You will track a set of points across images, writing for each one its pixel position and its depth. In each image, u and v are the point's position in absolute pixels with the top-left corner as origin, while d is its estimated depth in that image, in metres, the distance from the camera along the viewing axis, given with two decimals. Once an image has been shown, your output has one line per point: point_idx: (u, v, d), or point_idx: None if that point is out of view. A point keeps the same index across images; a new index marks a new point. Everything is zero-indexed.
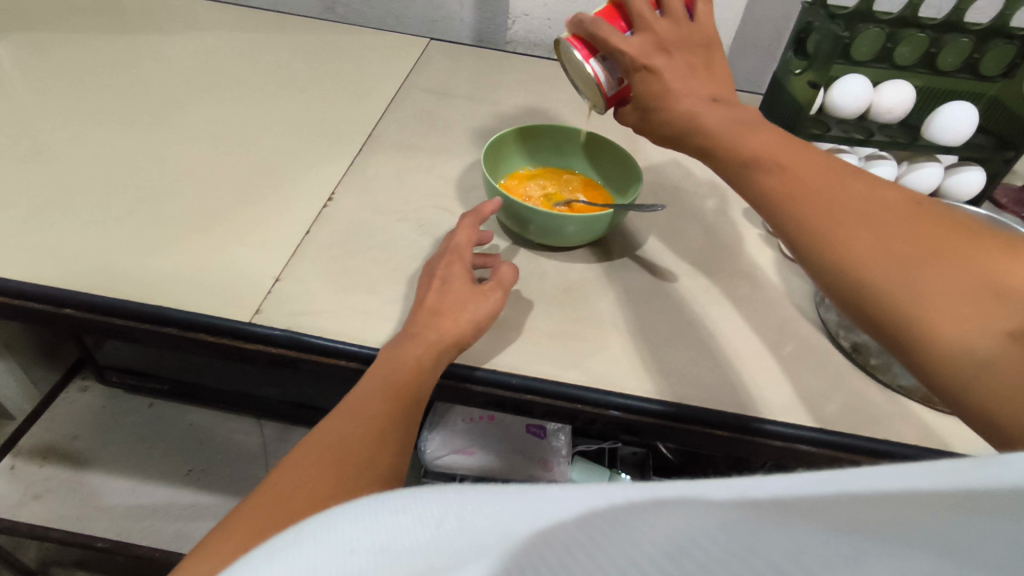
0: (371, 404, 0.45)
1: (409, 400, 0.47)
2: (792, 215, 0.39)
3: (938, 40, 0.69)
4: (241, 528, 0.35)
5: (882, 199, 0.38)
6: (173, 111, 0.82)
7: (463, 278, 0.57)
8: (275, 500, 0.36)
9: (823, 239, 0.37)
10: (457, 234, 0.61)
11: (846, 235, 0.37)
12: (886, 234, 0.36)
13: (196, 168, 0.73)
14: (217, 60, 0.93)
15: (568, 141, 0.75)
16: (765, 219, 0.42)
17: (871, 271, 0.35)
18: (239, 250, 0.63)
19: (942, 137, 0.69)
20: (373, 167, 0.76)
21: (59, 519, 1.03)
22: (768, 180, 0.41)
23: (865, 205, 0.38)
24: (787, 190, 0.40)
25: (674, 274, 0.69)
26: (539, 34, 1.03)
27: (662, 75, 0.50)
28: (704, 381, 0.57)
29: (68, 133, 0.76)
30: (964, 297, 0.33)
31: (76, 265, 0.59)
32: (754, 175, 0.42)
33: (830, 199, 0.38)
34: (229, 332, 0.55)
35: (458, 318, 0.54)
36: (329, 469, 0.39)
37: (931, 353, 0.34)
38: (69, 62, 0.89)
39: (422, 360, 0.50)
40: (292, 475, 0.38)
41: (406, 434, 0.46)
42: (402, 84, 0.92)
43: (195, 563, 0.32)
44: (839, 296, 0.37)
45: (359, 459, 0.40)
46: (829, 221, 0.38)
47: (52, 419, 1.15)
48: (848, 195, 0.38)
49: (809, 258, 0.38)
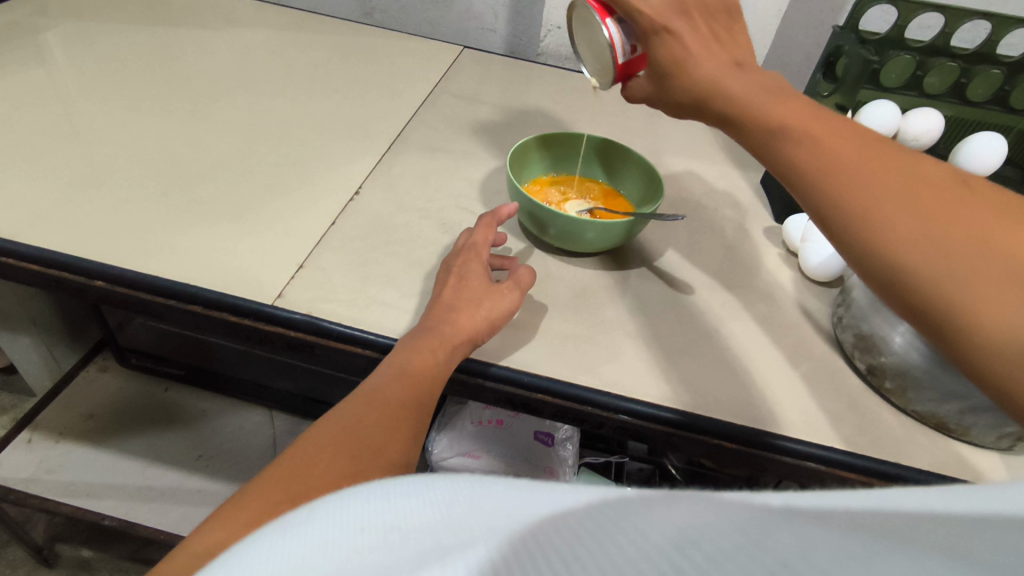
0: (386, 392, 0.46)
1: (423, 389, 0.48)
2: (826, 196, 0.39)
3: (969, 70, 0.69)
4: (257, 498, 0.35)
5: (919, 175, 0.37)
6: (210, 102, 0.84)
7: (480, 278, 0.58)
8: (290, 475, 0.37)
9: (859, 217, 0.37)
10: (475, 234, 0.62)
11: (885, 211, 0.36)
12: (924, 212, 0.35)
13: (229, 157, 0.75)
14: (254, 57, 0.96)
15: (591, 151, 0.76)
16: (793, 190, 0.41)
17: (907, 253, 0.35)
18: (265, 236, 0.65)
19: (970, 167, 0.69)
20: (399, 165, 0.78)
21: (68, 494, 1.04)
22: (796, 151, 0.41)
23: (904, 185, 0.36)
24: (819, 166, 0.39)
25: (689, 286, 0.69)
26: (570, 47, 1.05)
27: (682, 38, 0.48)
28: (713, 392, 0.57)
29: (108, 118, 0.79)
30: (1007, 284, 0.32)
31: (108, 240, 0.61)
32: (779, 144, 0.42)
33: (869, 175, 0.37)
34: (251, 313, 0.57)
35: (473, 316, 0.54)
36: (342, 450, 0.40)
37: (970, 339, 0.33)
38: (115, 51, 0.93)
39: (437, 354, 0.51)
40: (306, 452, 0.39)
41: (418, 427, 0.46)
42: (432, 89, 0.94)
43: (210, 529, 0.33)
44: (876, 278, 0.37)
45: (373, 444, 0.41)
46: (865, 195, 0.37)
47: (70, 397, 1.17)
48: (884, 171, 0.37)
49: (842, 238, 0.38)
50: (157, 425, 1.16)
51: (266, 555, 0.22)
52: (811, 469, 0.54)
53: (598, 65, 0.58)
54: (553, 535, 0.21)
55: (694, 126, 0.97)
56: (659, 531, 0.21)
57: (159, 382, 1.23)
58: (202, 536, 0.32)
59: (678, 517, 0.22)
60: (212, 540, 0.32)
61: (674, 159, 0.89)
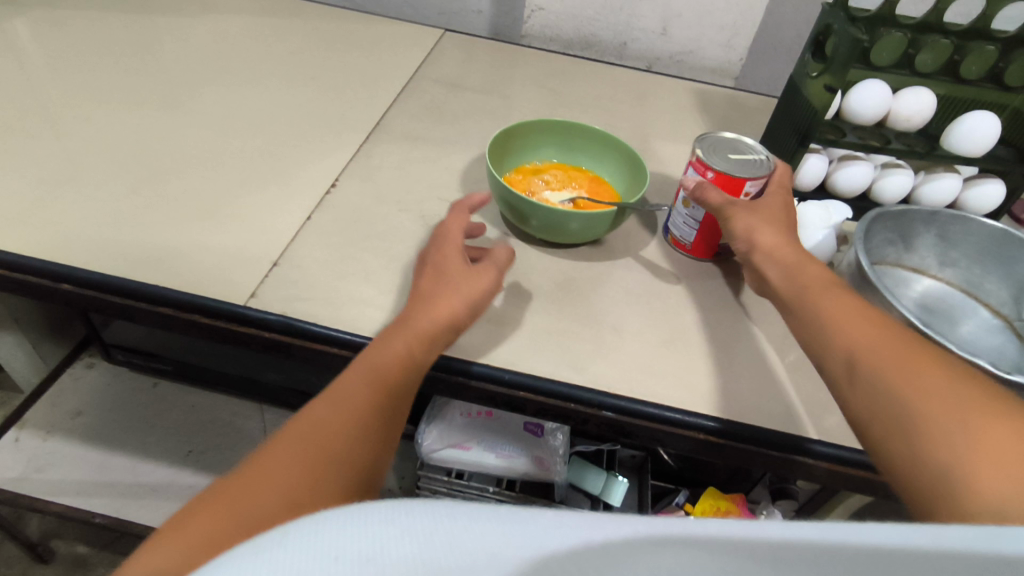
0: (355, 393, 0.45)
1: (394, 387, 0.47)
2: (846, 353, 0.45)
3: (962, 46, 0.66)
4: (211, 513, 0.35)
5: (938, 358, 0.42)
6: (184, 92, 0.82)
7: (458, 265, 0.56)
8: (246, 493, 0.36)
9: (876, 376, 0.42)
10: (448, 220, 0.60)
11: (901, 373, 0.41)
12: (936, 384, 0.40)
13: (203, 151, 0.73)
14: (230, 44, 0.93)
15: (575, 137, 0.74)
16: (823, 339, 0.47)
17: (914, 413, 0.39)
18: (239, 233, 0.63)
19: (961, 148, 0.68)
20: (378, 156, 0.76)
21: (58, 493, 1.04)
22: (833, 308, 0.48)
23: (928, 362, 0.41)
24: (851, 326, 0.46)
25: (676, 276, 0.67)
26: (555, 29, 1.02)
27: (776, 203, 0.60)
28: (699, 386, 0.56)
29: (77, 111, 0.76)
30: (1003, 457, 0.35)
31: (77, 241, 0.60)
32: (817, 297, 0.49)
33: (895, 344, 0.43)
34: (224, 314, 0.55)
35: (451, 303, 0.52)
36: (300, 468, 0.39)
37: (963, 503, 0.34)
38: (85, 40, 0.89)
39: (413, 348, 0.49)
40: (270, 471, 0.38)
41: (386, 430, 0.45)
42: (413, 75, 0.92)
43: (161, 547, 0.32)
44: (877, 434, 0.41)
45: (335, 458, 0.40)
46: (888, 358, 0.42)
47: (57, 394, 1.16)
48: (907, 346, 0.43)
49: (852, 392, 0.43)
50: (146, 421, 1.15)
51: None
52: (795, 461, 0.53)
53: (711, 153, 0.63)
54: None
55: (682, 110, 0.95)
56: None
57: (146, 378, 1.20)
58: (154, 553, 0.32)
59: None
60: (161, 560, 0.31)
61: (661, 144, 0.87)
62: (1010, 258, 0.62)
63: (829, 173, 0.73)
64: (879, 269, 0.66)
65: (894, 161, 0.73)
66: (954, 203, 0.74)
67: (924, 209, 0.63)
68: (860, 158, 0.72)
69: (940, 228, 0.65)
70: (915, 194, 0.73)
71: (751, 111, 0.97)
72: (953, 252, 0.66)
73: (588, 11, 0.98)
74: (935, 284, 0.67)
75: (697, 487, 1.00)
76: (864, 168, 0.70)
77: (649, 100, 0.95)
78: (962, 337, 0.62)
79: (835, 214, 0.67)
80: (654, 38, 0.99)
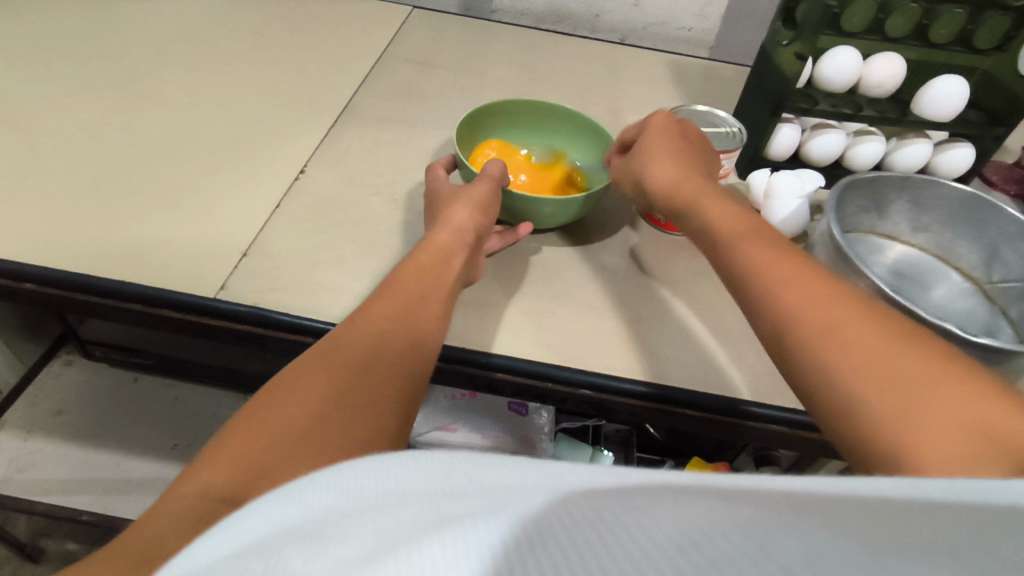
0: (370, 309, 0.44)
1: (408, 295, 0.46)
2: (788, 326, 0.39)
3: (931, 10, 0.65)
4: (242, 433, 0.34)
5: (871, 313, 0.37)
6: (145, 79, 0.79)
7: (451, 190, 0.59)
8: (269, 406, 0.35)
9: (807, 342, 0.37)
10: (431, 175, 0.62)
11: (836, 334, 0.37)
12: (874, 344, 0.35)
13: (167, 140, 0.71)
14: (192, 28, 0.90)
15: (545, 116, 0.73)
16: (748, 300, 0.42)
17: (861, 387, 0.34)
18: (207, 224, 0.62)
19: (930, 113, 0.68)
20: (348, 140, 0.74)
21: (44, 493, 1.03)
22: (756, 258, 0.43)
23: (861, 311, 0.37)
24: (780, 275, 0.41)
25: (652, 250, 0.67)
26: (525, 2, 1.00)
27: (696, 141, 0.58)
28: (675, 360, 0.57)
29: (36, 103, 0.74)
30: (950, 432, 0.31)
31: (39, 239, 0.58)
32: (739, 251, 0.44)
33: (825, 299, 0.38)
34: (195, 306, 0.54)
35: (454, 217, 0.54)
36: (319, 373, 0.38)
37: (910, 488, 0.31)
38: (40, 28, 0.86)
39: (430, 258, 0.50)
40: (293, 384, 0.37)
41: (404, 321, 0.44)
42: (382, 54, 0.90)
43: (203, 467, 0.32)
44: (820, 407, 0.36)
45: (357, 361, 0.39)
46: (819, 320, 0.37)
47: (36, 393, 1.14)
48: (838, 299, 0.38)
49: (797, 361, 0.38)
50: (128, 416, 1.14)
51: (237, 537, 0.20)
52: (773, 430, 0.54)
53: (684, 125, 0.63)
54: (540, 547, 0.18)
55: (656, 82, 0.93)
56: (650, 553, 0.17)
57: (127, 372, 1.18)
58: (191, 479, 0.31)
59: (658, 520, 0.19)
60: (203, 482, 0.31)
61: (635, 117, 0.86)
62: (982, 220, 0.62)
63: (801, 143, 0.73)
64: (852, 237, 0.67)
65: (866, 128, 0.73)
66: (926, 168, 0.74)
67: (897, 175, 0.63)
68: (833, 125, 0.71)
69: (912, 194, 0.65)
70: (886, 160, 0.73)
71: (725, 82, 0.96)
72: (926, 217, 0.66)
73: None
74: (907, 249, 0.68)
75: (682, 457, 1.02)
76: (837, 138, 0.70)
77: (623, 73, 0.94)
78: (935, 302, 0.62)
79: (806, 183, 0.67)
80: (627, 10, 0.97)
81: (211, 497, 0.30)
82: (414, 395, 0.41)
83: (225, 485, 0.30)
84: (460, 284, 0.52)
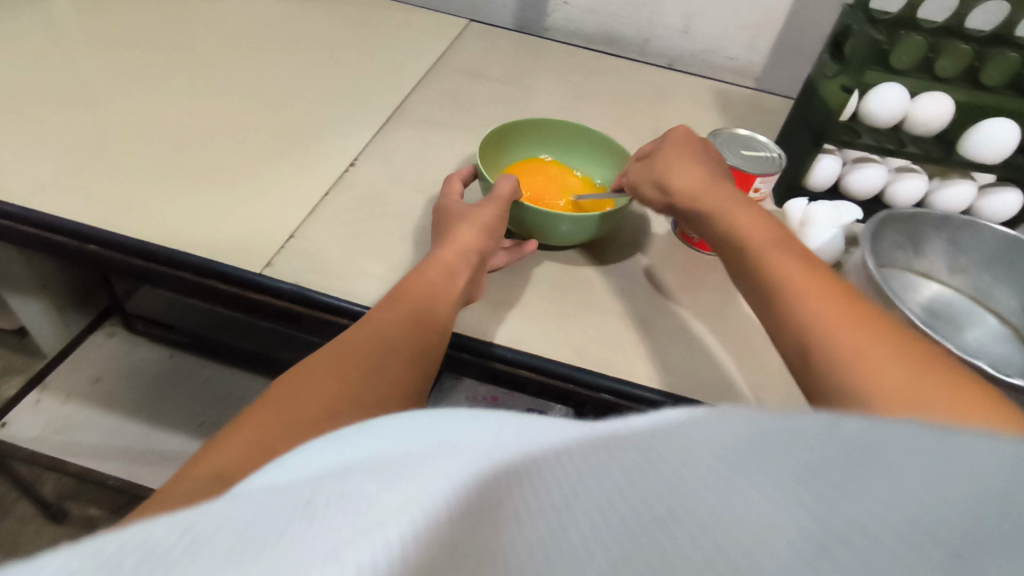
0: (385, 313, 0.46)
1: (416, 305, 0.48)
2: (809, 343, 0.40)
3: (982, 53, 0.66)
4: (261, 418, 0.35)
5: (890, 337, 0.38)
6: (214, 70, 0.84)
7: (459, 207, 0.60)
8: (286, 398, 0.37)
9: (829, 359, 0.38)
10: (445, 189, 0.63)
11: (856, 352, 0.37)
12: (893, 366, 0.36)
13: (227, 126, 0.75)
14: (261, 26, 0.95)
15: (584, 139, 0.75)
16: (773, 320, 0.43)
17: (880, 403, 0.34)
18: (258, 206, 0.65)
19: (977, 155, 0.68)
20: (396, 139, 0.77)
21: (75, 455, 1.07)
22: (776, 279, 0.44)
23: (880, 335, 0.38)
24: (799, 294, 0.42)
25: (682, 267, 0.68)
26: (577, 23, 1.03)
27: (711, 159, 0.59)
28: (697, 374, 0.57)
29: (113, 84, 0.79)
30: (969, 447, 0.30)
31: (104, 207, 0.62)
32: (759, 275, 0.46)
33: (843, 319, 0.39)
34: (241, 281, 0.57)
35: (467, 229, 0.56)
36: (333, 371, 0.40)
37: None
38: (123, 18, 0.92)
39: (447, 268, 0.52)
40: (312, 378, 0.39)
41: (413, 324, 0.46)
42: (435, 62, 0.93)
43: (215, 452, 0.33)
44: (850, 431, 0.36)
45: (368, 360, 0.41)
46: (838, 338, 0.38)
47: (78, 359, 1.18)
48: (857, 320, 0.39)
49: (817, 379, 0.38)
50: (161, 390, 1.18)
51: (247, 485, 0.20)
52: None
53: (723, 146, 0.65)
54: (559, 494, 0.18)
55: (700, 108, 0.95)
56: (758, 556, 0.17)
57: (165, 348, 1.23)
58: (200, 464, 0.32)
59: (760, 510, 0.18)
60: (215, 467, 0.32)
61: None
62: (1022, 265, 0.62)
63: (841, 176, 0.73)
64: (887, 272, 0.66)
65: (909, 165, 0.73)
66: (968, 210, 0.74)
67: (935, 213, 0.63)
68: (876, 161, 0.72)
69: (951, 233, 0.65)
70: (929, 199, 0.73)
71: (769, 112, 0.97)
72: (964, 258, 0.66)
73: (612, 6, 0.98)
74: (942, 288, 0.67)
75: None
76: (876, 173, 0.71)
77: (668, 97, 0.96)
78: (969, 342, 0.62)
79: (844, 214, 0.67)
80: (677, 36, 0.99)
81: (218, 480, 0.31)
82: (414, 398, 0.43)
83: (232, 469, 0.32)
84: (461, 303, 0.53)
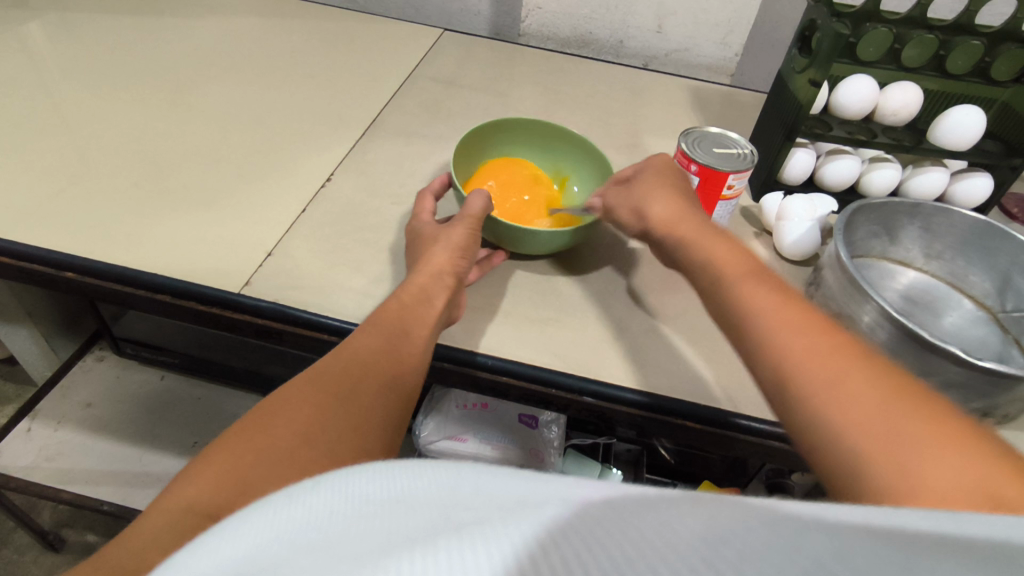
0: (361, 343, 0.45)
1: (391, 328, 0.48)
2: (785, 368, 0.40)
3: (948, 42, 0.66)
4: (234, 446, 0.36)
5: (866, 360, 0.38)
6: (190, 90, 0.84)
7: (432, 227, 0.60)
8: (261, 424, 0.38)
9: (808, 382, 0.38)
10: (418, 207, 0.64)
11: (834, 375, 0.37)
12: (874, 392, 0.36)
13: (204, 147, 0.75)
14: (236, 44, 0.96)
15: (578, 153, 0.75)
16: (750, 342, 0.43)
17: (860, 429, 0.35)
18: (237, 224, 0.65)
19: (946, 142, 0.69)
20: (373, 151, 0.78)
21: (67, 481, 1.06)
22: (753, 301, 0.44)
23: (854, 355, 0.38)
24: (773, 320, 0.42)
25: (662, 266, 0.69)
26: (551, 27, 1.03)
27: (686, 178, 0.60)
28: (678, 372, 0.58)
29: (86, 109, 0.79)
30: (954, 472, 0.31)
31: (80, 233, 0.62)
32: (735, 294, 0.46)
33: (818, 343, 0.39)
34: (219, 301, 0.57)
35: (440, 251, 0.56)
36: (311, 399, 0.40)
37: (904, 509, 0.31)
38: (97, 41, 0.92)
39: (421, 290, 0.52)
40: (286, 407, 0.39)
41: (388, 348, 0.46)
42: (411, 72, 0.94)
43: (190, 480, 0.34)
44: (822, 458, 0.36)
45: (344, 388, 0.41)
46: (816, 363, 0.38)
47: (67, 386, 1.18)
48: (835, 344, 0.39)
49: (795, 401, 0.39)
50: (152, 412, 1.17)
51: (230, 539, 0.21)
52: (774, 447, 0.54)
53: (695, 145, 0.65)
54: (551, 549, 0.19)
55: (676, 107, 0.95)
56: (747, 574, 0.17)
57: (155, 370, 1.23)
58: (174, 494, 0.33)
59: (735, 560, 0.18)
60: (186, 498, 0.33)
61: (653, 139, 0.88)
62: (993, 249, 0.62)
63: (816, 168, 0.74)
64: (861, 262, 0.67)
65: (882, 155, 0.74)
66: (942, 197, 0.75)
67: (907, 201, 0.63)
68: (847, 151, 0.73)
69: (923, 220, 0.65)
70: (903, 187, 0.73)
71: (745, 108, 0.98)
72: (936, 244, 0.66)
73: (584, 10, 0.99)
74: (919, 276, 0.68)
75: (692, 482, 1.01)
76: (850, 164, 0.71)
77: (644, 97, 0.97)
78: (944, 328, 0.62)
79: (819, 207, 0.68)
80: (651, 36, 1.00)
81: (194, 510, 0.32)
82: (392, 423, 0.43)
83: (206, 500, 0.32)
84: (439, 326, 0.53)
